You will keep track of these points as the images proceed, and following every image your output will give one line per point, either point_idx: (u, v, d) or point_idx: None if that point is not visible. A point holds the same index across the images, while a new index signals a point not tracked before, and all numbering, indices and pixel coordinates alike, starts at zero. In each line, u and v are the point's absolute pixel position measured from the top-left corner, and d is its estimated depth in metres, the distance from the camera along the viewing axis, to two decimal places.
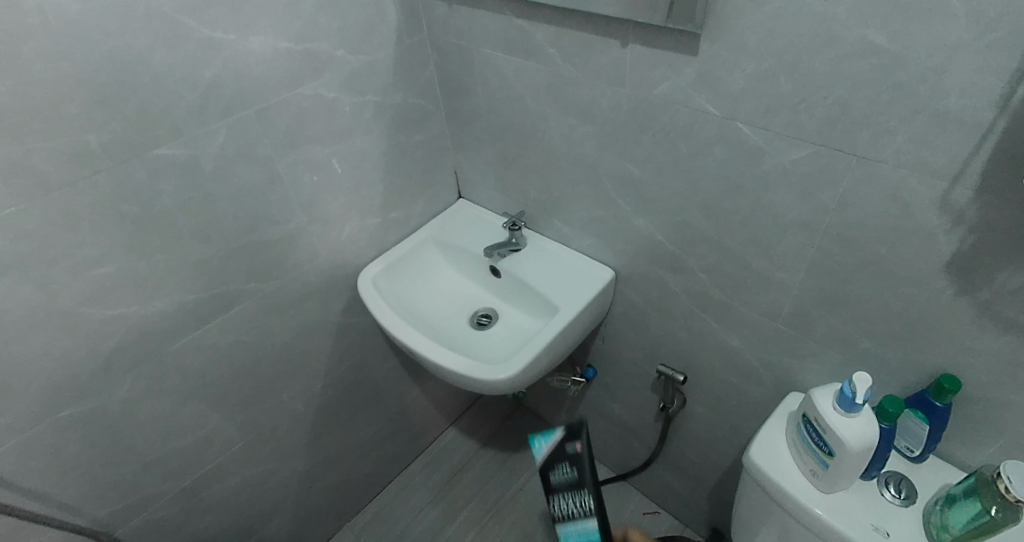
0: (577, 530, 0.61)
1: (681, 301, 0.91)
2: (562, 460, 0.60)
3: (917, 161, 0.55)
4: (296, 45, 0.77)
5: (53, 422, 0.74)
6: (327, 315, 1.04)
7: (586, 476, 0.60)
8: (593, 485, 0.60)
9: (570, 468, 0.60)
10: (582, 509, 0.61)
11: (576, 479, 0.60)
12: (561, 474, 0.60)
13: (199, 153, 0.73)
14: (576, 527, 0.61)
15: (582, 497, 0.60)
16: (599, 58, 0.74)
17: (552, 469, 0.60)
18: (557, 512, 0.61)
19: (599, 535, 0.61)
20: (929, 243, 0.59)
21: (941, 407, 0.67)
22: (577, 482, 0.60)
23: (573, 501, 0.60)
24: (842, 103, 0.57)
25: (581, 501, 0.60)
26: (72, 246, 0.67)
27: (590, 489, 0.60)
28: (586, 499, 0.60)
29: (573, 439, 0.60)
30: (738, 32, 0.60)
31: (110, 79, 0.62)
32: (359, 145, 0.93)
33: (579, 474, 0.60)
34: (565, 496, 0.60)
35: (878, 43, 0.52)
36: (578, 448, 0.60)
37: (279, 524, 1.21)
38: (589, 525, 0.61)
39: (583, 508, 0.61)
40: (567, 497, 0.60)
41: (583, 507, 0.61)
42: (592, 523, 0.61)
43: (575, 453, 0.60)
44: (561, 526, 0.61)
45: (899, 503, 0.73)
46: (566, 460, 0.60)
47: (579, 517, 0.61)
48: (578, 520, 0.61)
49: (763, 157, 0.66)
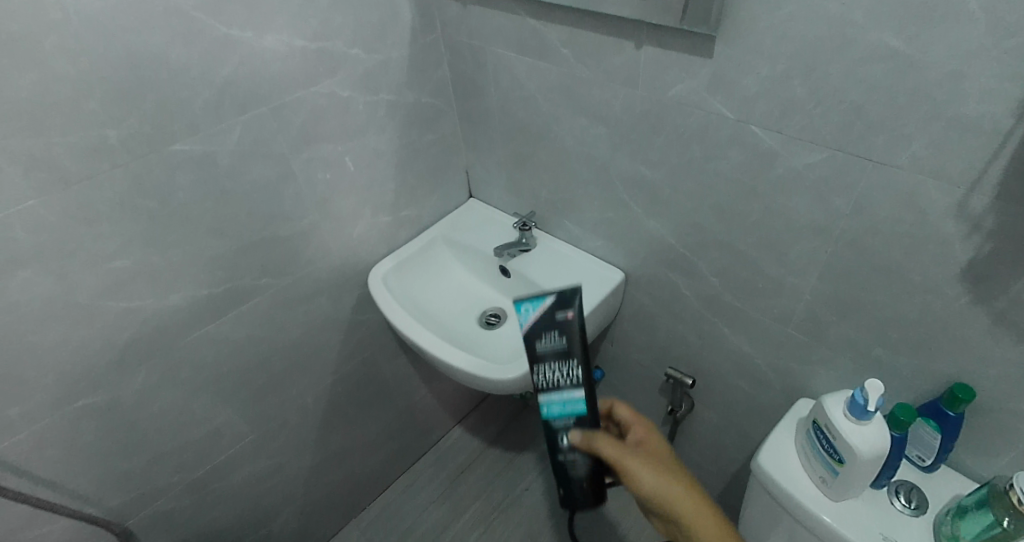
0: (562, 400, 0.55)
1: (691, 304, 0.91)
2: (551, 326, 0.55)
3: (934, 167, 0.55)
4: (312, 44, 0.78)
5: (68, 412, 0.75)
6: (337, 312, 1.05)
7: (575, 342, 0.55)
8: (582, 353, 0.55)
9: (559, 334, 0.55)
10: (568, 377, 0.55)
11: (564, 346, 0.55)
12: (548, 341, 0.55)
13: (215, 149, 0.74)
14: (561, 396, 0.55)
15: (569, 364, 0.55)
16: (613, 60, 0.74)
17: (538, 336, 0.55)
18: (540, 381, 0.55)
19: (587, 410, 0.55)
20: (945, 250, 0.59)
21: (954, 416, 0.66)
22: (567, 350, 0.55)
23: (558, 366, 0.55)
24: (858, 107, 0.57)
25: (568, 370, 0.55)
26: (90, 239, 0.68)
27: (578, 356, 0.55)
28: (572, 366, 0.55)
29: (563, 307, 0.55)
30: (753, 35, 0.60)
31: (129, 75, 0.63)
32: (372, 143, 0.93)
33: (567, 340, 0.55)
34: (551, 362, 0.55)
35: (896, 47, 0.52)
36: (568, 315, 0.55)
37: (287, 519, 1.22)
38: (576, 397, 0.55)
39: (570, 376, 0.55)
40: (554, 366, 0.55)
41: (571, 377, 0.55)
42: (580, 395, 0.55)
43: (565, 321, 0.55)
44: (544, 395, 0.55)
45: (909, 513, 0.72)
46: (556, 327, 0.55)
47: (566, 387, 0.55)
48: (564, 388, 0.55)
49: (777, 160, 0.66)
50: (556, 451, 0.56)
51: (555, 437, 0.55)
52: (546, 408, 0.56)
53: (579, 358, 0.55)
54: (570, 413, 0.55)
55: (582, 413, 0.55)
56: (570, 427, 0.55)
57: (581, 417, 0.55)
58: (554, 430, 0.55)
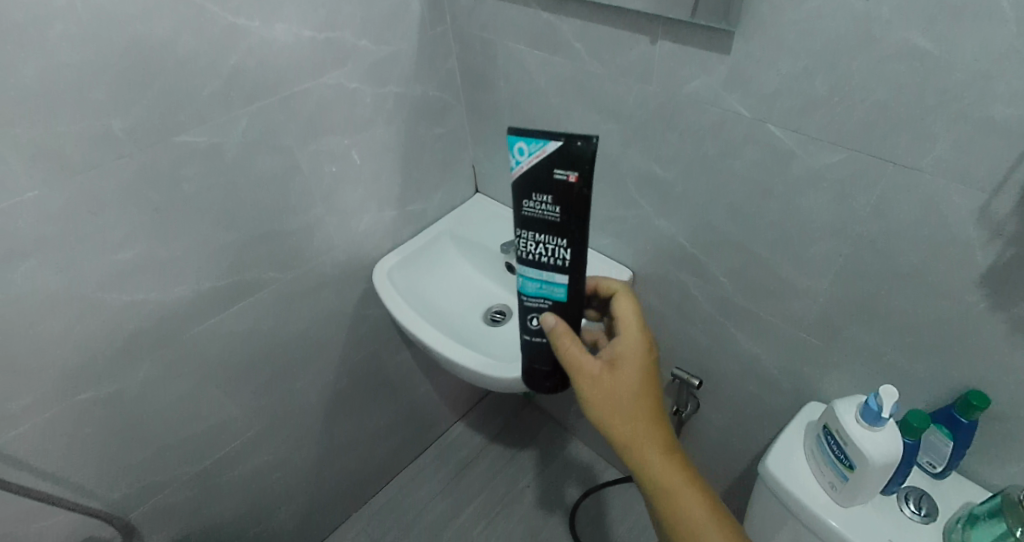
0: (540, 279, 0.55)
1: (700, 304, 0.90)
2: (545, 187, 0.50)
3: (958, 169, 0.53)
4: (320, 34, 0.76)
5: (72, 404, 0.75)
6: (342, 306, 1.04)
7: (567, 216, 0.50)
8: (573, 231, 0.51)
9: (552, 201, 0.50)
10: (551, 256, 0.53)
11: (554, 217, 0.50)
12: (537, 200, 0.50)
13: (221, 140, 0.73)
14: (539, 275, 0.55)
15: (555, 240, 0.52)
16: (627, 54, 0.72)
17: (528, 194, 0.51)
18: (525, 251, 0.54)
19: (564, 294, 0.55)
20: (965, 254, 0.57)
21: (967, 423, 0.65)
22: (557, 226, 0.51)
23: (543, 238, 0.52)
24: (880, 107, 0.55)
25: (553, 247, 0.52)
26: (94, 231, 0.67)
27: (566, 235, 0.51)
28: (560, 245, 0.52)
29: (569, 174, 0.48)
30: (775, 30, 0.58)
31: (135, 63, 0.62)
32: (380, 136, 0.92)
33: (558, 212, 0.50)
34: (536, 233, 0.52)
35: (923, 46, 0.50)
36: (568, 179, 0.49)
37: (289, 512, 1.22)
38: (555, 280, 0.55)
39: (554, 256, 0.53)
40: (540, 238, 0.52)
41: (555, 258, 0.53)
42: (559, 278, 0.54)
43: (563, 185, 0.49)
44: (521, 267, 0.56)
45: (918, 519, 0.71)
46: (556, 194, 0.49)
47: (545, 266, 0.54)
48: (542, 268, 0.54)
49: (794, 160, 0.64)
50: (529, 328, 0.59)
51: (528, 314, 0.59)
52: (522, 280, 0.56)
53: (567, 237, 0.51)
54: (545, 293, 0.56)
55: (561, 299, 0.56)
56: (544, 308, 0.57)
57: (556, 302, 0.56)
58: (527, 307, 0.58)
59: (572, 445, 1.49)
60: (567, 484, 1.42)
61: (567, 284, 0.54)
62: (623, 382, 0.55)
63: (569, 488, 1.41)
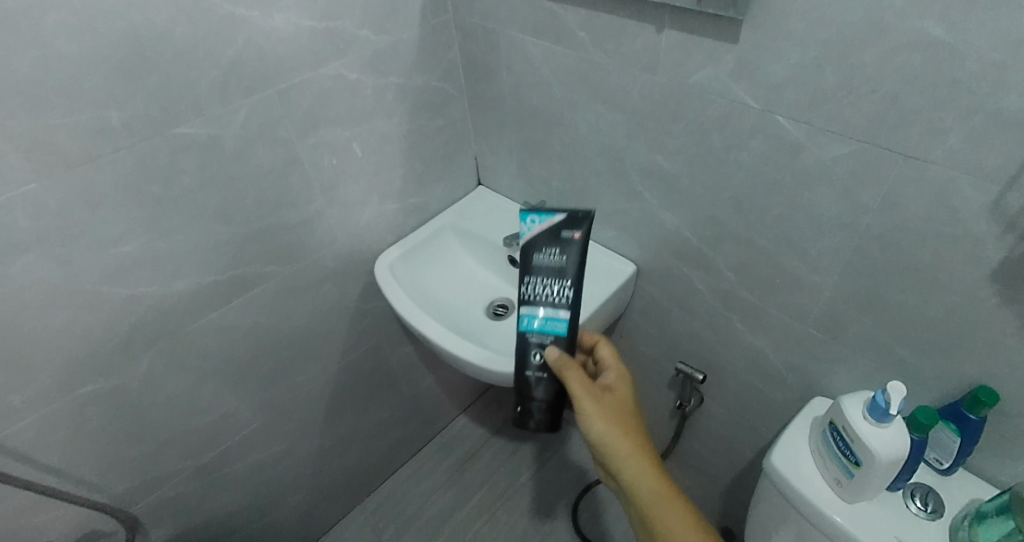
0: (544, 315, 0.64)
1: (704, 299, 0.89)
2: (553, 242, 0.66)
3: (970, 162, 0.52)
4: (320, 24, 0.75)
5: (73, 398, 0.74)
6: (344, 299, 1.03)
7: (570, 262, 0.65)
8: (574, 274, 0.65)
9: (557, 251, 0.66)
10: (556, 295, 0.65)
11: (559, 262, 0.65)
12: (546, 252, 0.66)
13: (221, 132, 0.72)
14: (544, 311, 0.65)
15: (559, 281, 0.65)
16: (632, 44, 0.71)
17: (539, 250, 0.67)
18: (531, 292, 0.65)
19: (566, 328, 0.64)
20: (977, 249, 0.56)
21: (975, 420, 0.64)
22: (560, 269, 0.65)
23: (549, 281, 0.65)
24: (891, 98, 0.54)
25: (557, 286, 0.65)
26: (93, 224, 0.66)
27: (570, 277, 0.65)
28: (564, 285, 0.65)
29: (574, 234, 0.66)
30: (784, 19, 0.57)
31: (132, 54, 0.61)
32: (381, 128, 0.91)
33: (563, 259, 0.66)
34: (542, 276, 0.65)
35: (936, 35, 0.49)
36: (573, 236, 0.66)
37: (292, 505, 1.22)
38: (558, 315, 0.64)
39: (558, 294, 0.65)
40: (545, 280, 0.65)
41: (559, 295, 0.64)
42: (562, 313, 0.64)
43: (567, 240, 0.66)
44: (527, 307, 0.65)
45: (924, 516, 0.70)
46: (559, 245, 0.66)
47: (550, 303, 0.64)
48: (547, 304, 0.64)
49: (803, 153, 0.63)
50: (529, 365, 0.64)
51: (529, 349, 0.65)
52: (527, 319, 0.65)
53: (570, 278, 0.65)
54: (549, 329, 0.64)
55: (562, 333, 0.64)
56: (546, 344, 0.64)
57: (557, 337, 0.64)
58: (529, 343, 0.65)
59: (575, 439, 1.49)
60: (570, 477, 1.42)
61: (567, 318, 0.64)
62: (615, 402, 0.65)
63: (571, 481, 1.41)
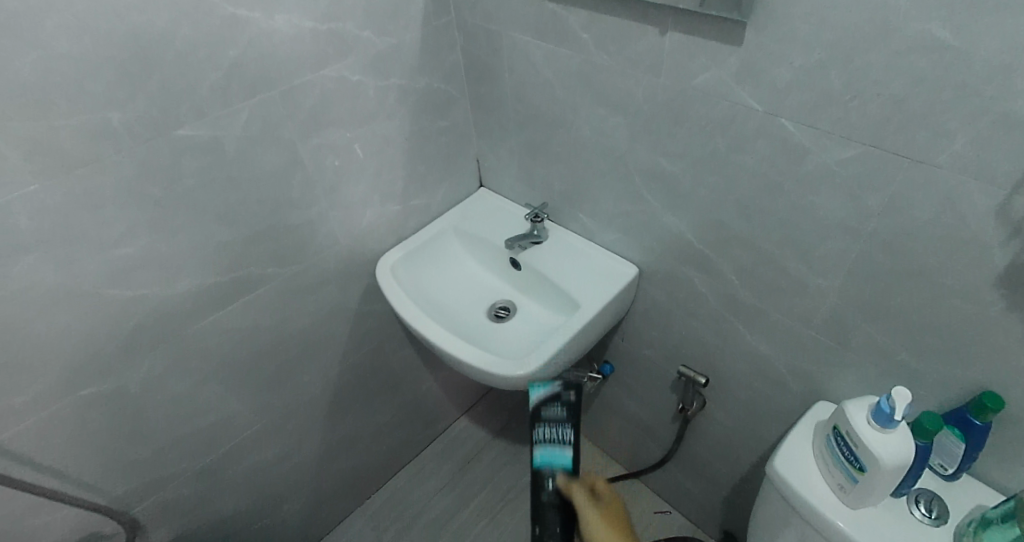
0: (552, 455, 0.75)
1: (707, 302, 0.88)
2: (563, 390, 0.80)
3: (976, 166, 0.52)
4: (322, 25, 0.75)
5: (74, 400, 0.74)
6: (346, 301, 1.03)
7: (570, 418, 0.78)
8: (574, 423, 0.77)
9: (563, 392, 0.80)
10: (557, 436, 0.77)
11: (557, 431, 0.77)
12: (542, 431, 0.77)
13: (222, 134, 0.71)
14: (552, 452, 0.75)
15: (561, 428, 0.77)
16: (636, 46, 0.71)
17: (545, 409, 0.79)
18: (539, 436, 0.77)
19: (571, 464, 0.75)
20: (983, 253, 0.56)
21: (980, 425, 0.64)
22: (562, 419, 0.78)
23: (550, 433, 0.77)
24: (897, 101, 0.53)
25: (559, 432, 0.77)
26: (94, 226, 0.66)
27: (570, 423, 0.77)
28: (565, 430, 0.77)
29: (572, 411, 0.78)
30: (789, 21, 0.56)
31: (134, 55, 0.61)
32: (383, 129, 0.91)
33: (563, 415, 0.78)
34: (546, 431, 0.77)
35: (943, 38, 0.48)
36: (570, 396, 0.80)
37: (292, 507, 1.22)
38: (562, 453, 0.75)
39: (560, 436, 0.77)
40: (549, 427, 0.78)
41: (562, 436, 0.77)
42: (567, 452, 0.75)
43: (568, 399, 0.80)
44: (539, 447, 0.76)
45: (928, 522, 0.70)
46: (561, 402, 0.80)
47: (555, 448, 0.75)
48: (552, 447, 0.76)
49: (807, 156, 0.63)
50: (542, 490, 0.76)
51: (542, 479, 0.76)
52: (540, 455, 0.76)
53: (570, 425, 0.77)
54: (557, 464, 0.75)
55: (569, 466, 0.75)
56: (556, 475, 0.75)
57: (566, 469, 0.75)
58: (542, 475, 0.75)
59: None
60: None
61: (570, 456, 0.75)
62: (609, 506, 0.81)
63: None
